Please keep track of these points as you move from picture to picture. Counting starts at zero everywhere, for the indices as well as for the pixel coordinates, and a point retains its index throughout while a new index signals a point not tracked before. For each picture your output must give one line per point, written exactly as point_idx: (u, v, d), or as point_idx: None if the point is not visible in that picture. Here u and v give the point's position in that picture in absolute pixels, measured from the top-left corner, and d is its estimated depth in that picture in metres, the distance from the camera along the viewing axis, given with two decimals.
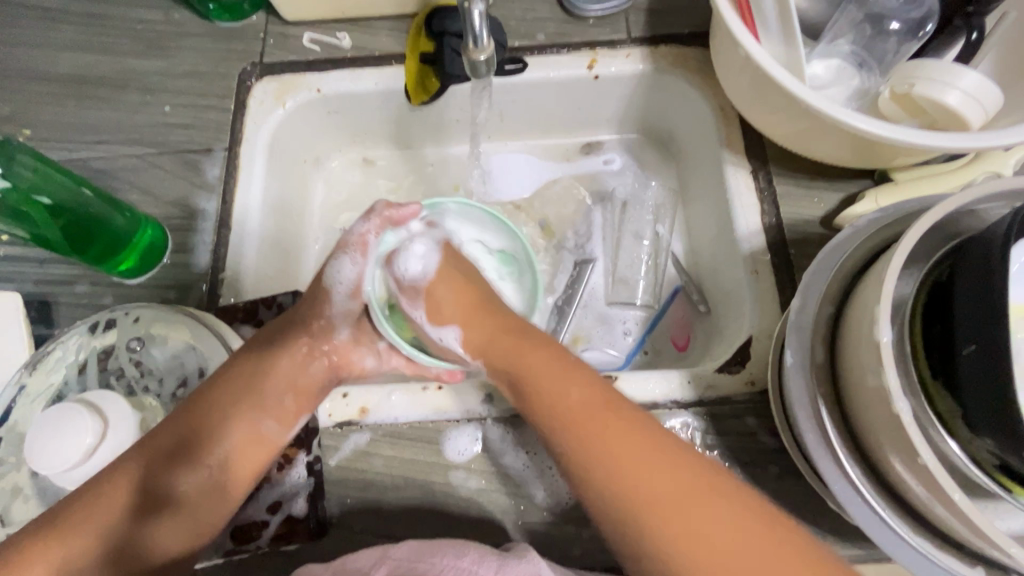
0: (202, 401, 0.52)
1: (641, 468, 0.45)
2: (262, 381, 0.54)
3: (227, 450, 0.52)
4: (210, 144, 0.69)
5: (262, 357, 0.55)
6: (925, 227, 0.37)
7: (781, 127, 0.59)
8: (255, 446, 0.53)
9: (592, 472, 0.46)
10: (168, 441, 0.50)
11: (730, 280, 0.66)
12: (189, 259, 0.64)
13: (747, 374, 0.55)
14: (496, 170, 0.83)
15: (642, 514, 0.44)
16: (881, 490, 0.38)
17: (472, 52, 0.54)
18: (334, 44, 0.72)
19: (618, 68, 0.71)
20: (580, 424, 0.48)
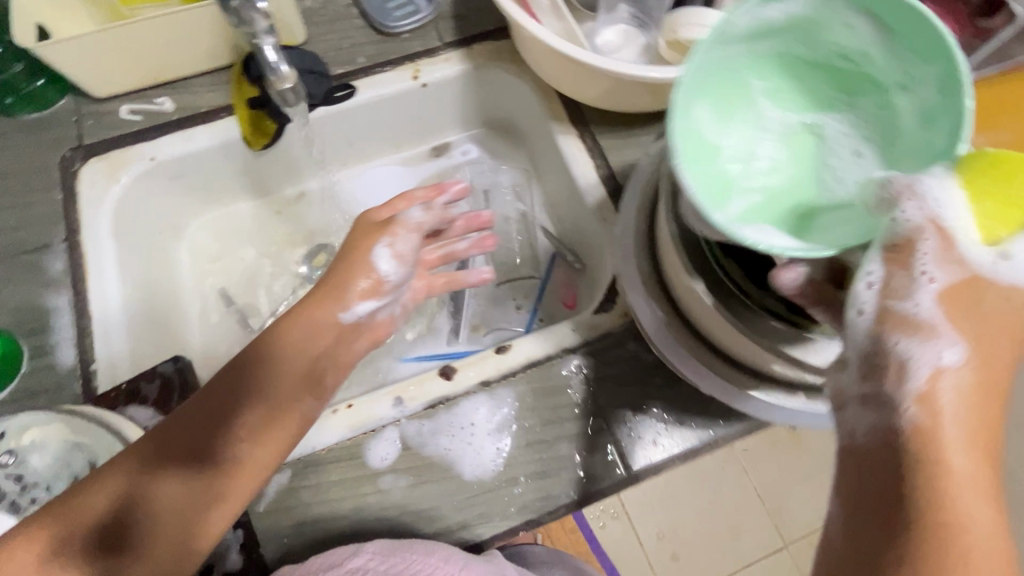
0: (215, 410, 0.51)
1: (986, 426, 0.34)
2: (245, 418, 0.51)
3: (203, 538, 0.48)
4: (47, 240, 0.65)
5: (238, 403, 0.52)
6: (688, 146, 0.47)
7: (588, 90, 0.68)
8: (264, 451, 0.51)
9: (980, 500, 0.32)
10: (162, 464, 0.48)
11: (590, 234, 0.74)
12: (52, 359, 0.60)
13: (620, 306, 0.62)
14: (360, 190, 0.86)
15: (907, 530, 0.32)
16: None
17: (276, 83, 0.60)
18: (156, 110, 0.72)
19: (442, 72, 0.77)
20: (978, 406, 0.34)
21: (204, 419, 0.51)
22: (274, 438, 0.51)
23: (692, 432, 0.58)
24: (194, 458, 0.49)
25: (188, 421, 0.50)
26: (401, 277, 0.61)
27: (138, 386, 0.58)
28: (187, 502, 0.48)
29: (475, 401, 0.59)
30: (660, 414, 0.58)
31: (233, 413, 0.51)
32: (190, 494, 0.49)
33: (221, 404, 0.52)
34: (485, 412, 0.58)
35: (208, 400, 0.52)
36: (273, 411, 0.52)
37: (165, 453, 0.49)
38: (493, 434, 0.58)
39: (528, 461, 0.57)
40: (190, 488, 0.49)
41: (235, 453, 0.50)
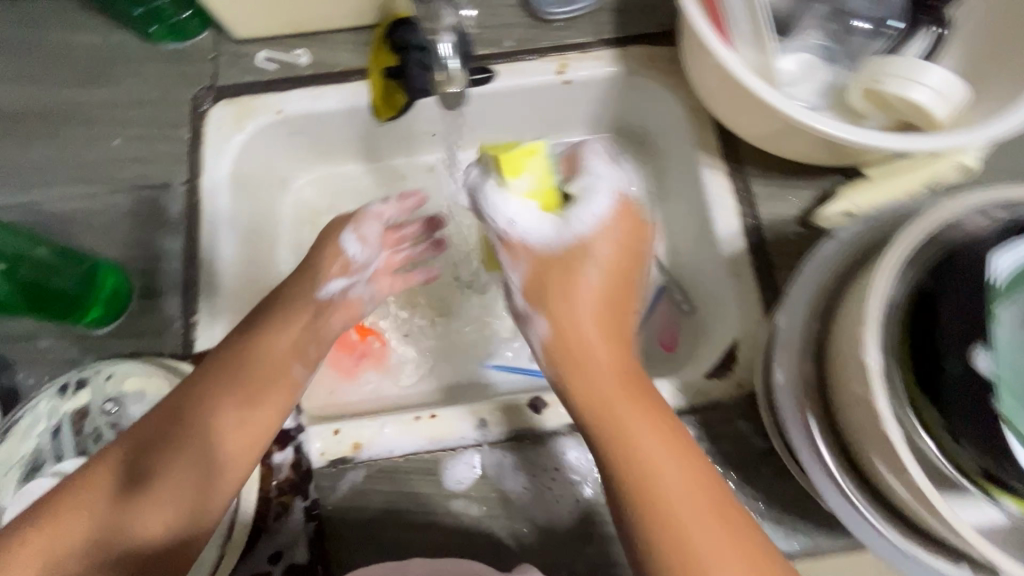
0: (222, 375, 0.51)
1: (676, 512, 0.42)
2: (241, 380, 0.51)
3: (228, 441, 0.48)
4: (169, 178, 0.65)
5: (237, 364, 0.52)
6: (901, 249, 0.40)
7: (754, 128, 0.60)
8: (261, 413, 0.50)
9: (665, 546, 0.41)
10: (172, 426, 0.48)
11: (711, 281, 0.67)
12: (158, 302, 0.61)
13: (735, 377, 0.57)
14: None
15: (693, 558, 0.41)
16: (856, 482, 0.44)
17: (443, 85, 0.53)
18: (292, 62, 0.69)
19: (588, 72, 0.70)
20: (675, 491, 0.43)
21: (214, 380, 0.51)
22: (273, 404, 0.51)
23: (792, 537, 0.52)
24: (199, 418, 0.49)
25: (228, 340, 0.54)
26: (366, 257, 0.63)
27: None
28: (219, 407, 0.49)
29: (562, 445, 0.55)
30: (760, 506, 0.53)
31: (230, 377, 0.51)
32: (195, 459, 0.47)
33: (227, 367, 0.51)
34: (572, 459, 0.54)
35: (211, 365, 0.52)
36: (269, 375, 0.52)
37: (182, 405, 0.49)
38: (576, 485, 0.54)
39: (606, 521, 0.53)
40: (194, 455, 0.47)
41: (233, 417, 0.49)
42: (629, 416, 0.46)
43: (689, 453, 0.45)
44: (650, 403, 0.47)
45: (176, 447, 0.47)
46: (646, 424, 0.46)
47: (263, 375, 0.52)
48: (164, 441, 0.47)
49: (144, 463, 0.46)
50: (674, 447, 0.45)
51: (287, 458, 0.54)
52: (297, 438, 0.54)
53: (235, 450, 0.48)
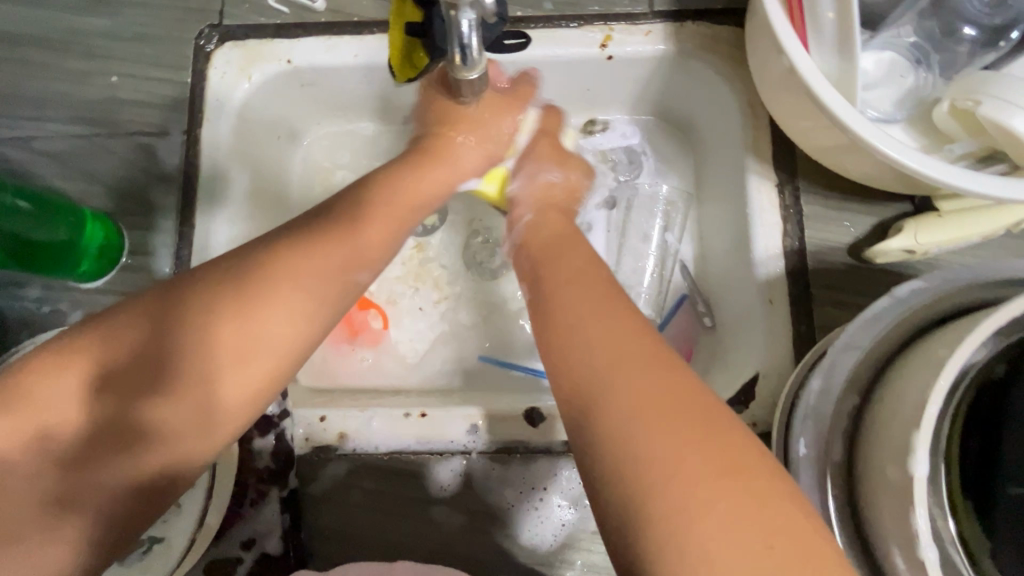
0: (246, 272, 0.41)
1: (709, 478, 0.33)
2: (271, 289, 0.41)
3: (229, 390, 0.40)
4: (167, 126, 0.60)
5: (264, 270, 0.42)
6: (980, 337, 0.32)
7: (815, 141, 0.52)
8: (292, 330, 0.42)
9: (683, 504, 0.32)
10: (180, 318, 0.40)
11: (739, 301, 0.62)
12: (149, 262, 0.58)
13: (749, 414, 0.53)
14: None
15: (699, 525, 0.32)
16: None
17: (460, 73, 0.40)
18: (306, 5, 0.62)
19: (636, 48, 0.62)
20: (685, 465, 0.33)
21: (234, 280, 0.41)
22: (306, 317, 0.42)
23: None
24: (199, 327, 0.40)
25: (251, 259, 0.42)
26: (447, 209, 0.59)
27: None
28: (226, 342, 0.40)
29: (554, 464, 0.52)
30: None
31: (258, 279, 0.41)
32: (190, 373, 0.39)
33: (241, 278, 0.41)
34: (562, 479, 0.52)
35: (239, 263, 0.42)
36: (316, 285, 0.43)
37: (194, 302, 0.40)
38: (563, 506, 0.52)
39: (590, 548, 0.51)
40: (194, 359, 0.39)
41: (261, 326, 0.41)
42: (639, 405, 0.36)
43: (715, 427, 0.35)
44: (673, 379, 0.37)
45: (168, 393, 0.39)
46: (675, 438, 0.34)
47: (292, 318, 0.42)
48: (147, 381, 0.39)
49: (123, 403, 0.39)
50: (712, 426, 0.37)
51: (268, 444, 0.52)
52: (281, 424, 0.52)
53: (260, 366, 0.41)
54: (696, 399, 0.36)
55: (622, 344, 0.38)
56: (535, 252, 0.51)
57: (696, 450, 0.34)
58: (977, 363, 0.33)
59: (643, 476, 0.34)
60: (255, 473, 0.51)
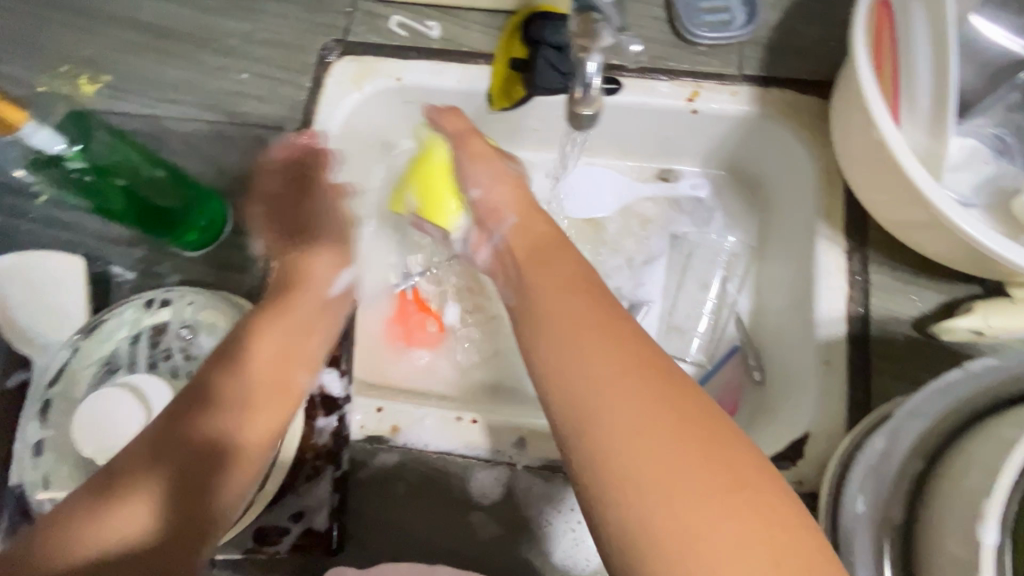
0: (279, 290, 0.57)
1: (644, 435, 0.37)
2: (296, 306, 0.55)
3: (243, 411, 0.48)
4: (282, 122, 0.67)
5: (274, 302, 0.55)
6: None
7: (891, 213, 0.53)
8: (311, 317, 0.55)
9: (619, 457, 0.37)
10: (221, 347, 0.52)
11: (793, 359, 0.62)
12: (246, 241, 0.63)
13: (796, 472, 0.53)
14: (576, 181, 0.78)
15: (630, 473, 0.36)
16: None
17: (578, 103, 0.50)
18: (422, 32, 0.69)
19: (720, 105, 0.65)
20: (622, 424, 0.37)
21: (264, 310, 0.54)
22: (319, 320, 0.56)
23: None
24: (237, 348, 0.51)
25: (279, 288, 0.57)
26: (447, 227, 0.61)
27: None
28: (261, 343, 0.51)
29: None
30: None
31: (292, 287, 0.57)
32: (226, 365, 0.50)
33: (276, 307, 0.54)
34: None
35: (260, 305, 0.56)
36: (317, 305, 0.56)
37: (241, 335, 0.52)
38: None
39: None
40: (237, 368, 0.50)
41: (278, 332, 0.52)
42: (631, 414, 0.38)
43: (691, 424, 0.37)
44: (644, 352, 0.41)
45: (210, 410, 0.47)
46: (664, 449, 0.36)
47: (290, 345, 0.52)
48: (203, 396, 0.48)
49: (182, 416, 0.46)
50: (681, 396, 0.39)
51: (330, 425, 0.55)
52: (343, 407, 0.55)
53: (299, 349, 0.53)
54: (681, 400, 0.38)
55: (599, 358, 0.41)
56: (522, 254, 0.53)
57: (685, 446, 0.36)
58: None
59: (652, 478, 0.35)
60: (313, 450, 0.54)
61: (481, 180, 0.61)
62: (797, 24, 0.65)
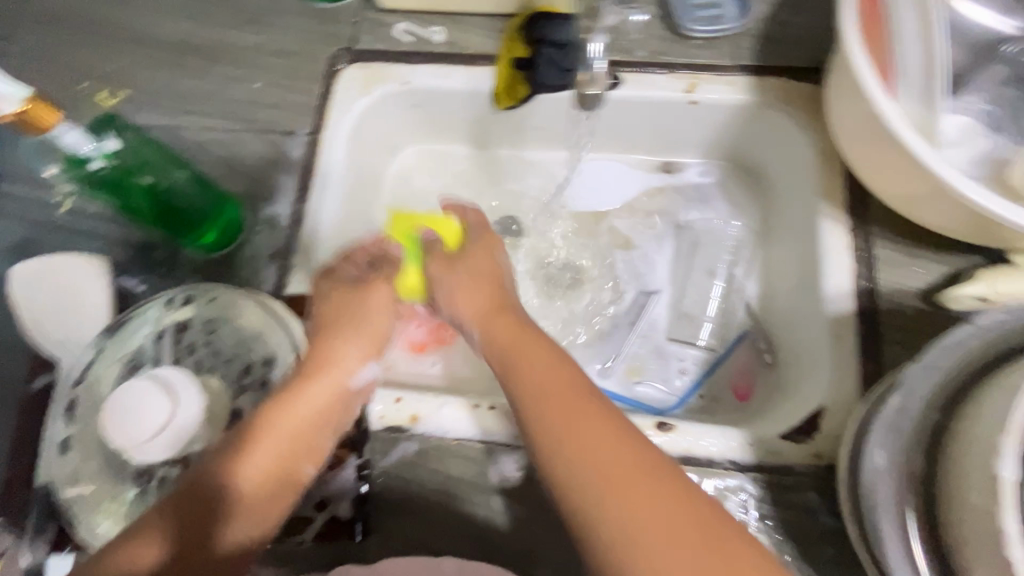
0: None
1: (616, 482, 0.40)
2: None
3: (264, 471, 0.48)
4: (295, 127, 0.69)
5: None
6: None
7: (890, 186, 0.55)
8: None
9: (598, 504, 0.39)
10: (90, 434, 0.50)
11: (803, 337, 0.63)
12: (262, 241, 0.64)
13: (814, 445, 0.54)
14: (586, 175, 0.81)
15: (613, 516, 0.39)
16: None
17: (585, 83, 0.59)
18: (426, 37, 0.71)
19: (718, 96, 0.67)
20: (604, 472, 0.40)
21: None
22: None
23: None
24: None
25: None
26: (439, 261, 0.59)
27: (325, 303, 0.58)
28: None
29: None
30: None
31: None
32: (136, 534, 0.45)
33: None
34: None
35: None
36: None
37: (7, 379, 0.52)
38: None
39: None
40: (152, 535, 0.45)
41: None
42: (551, 421, 0.44)
43: (619, 450, 0.41)
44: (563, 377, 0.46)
45: None
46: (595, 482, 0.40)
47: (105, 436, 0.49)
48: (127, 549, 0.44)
49: (174, 496, 0.45)
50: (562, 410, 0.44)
51: None
52: None
53: None
54: (599, 419, 0.43)
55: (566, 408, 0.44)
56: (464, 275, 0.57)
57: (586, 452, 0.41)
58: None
59: (607, 523, 0.39)
60: None
61: (449, 284, 0.57)
62: (789, 16, 0.68)
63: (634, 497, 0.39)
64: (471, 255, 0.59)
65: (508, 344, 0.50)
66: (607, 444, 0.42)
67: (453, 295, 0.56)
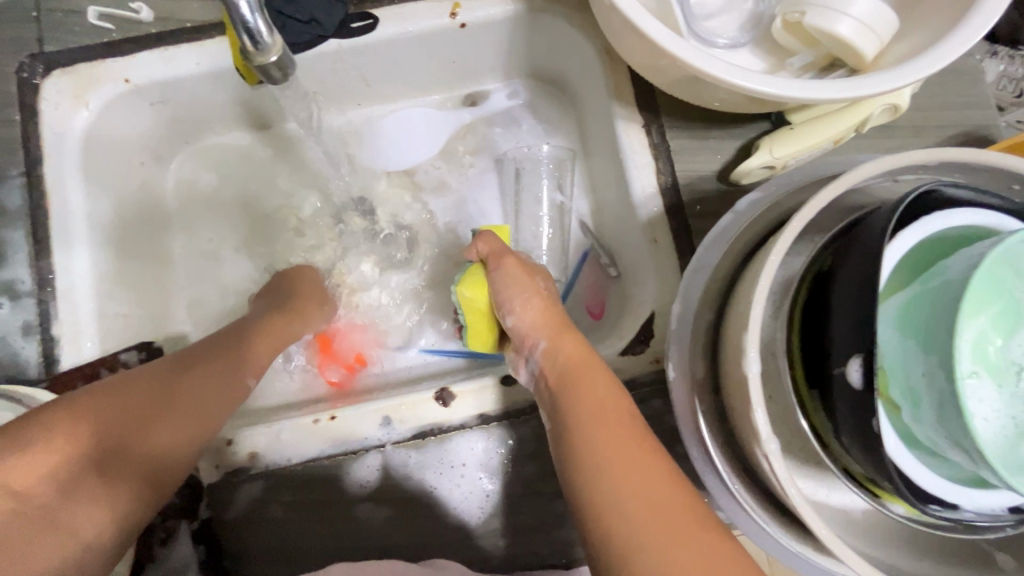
0: None
1: (626, 475, 0.38)
2: None
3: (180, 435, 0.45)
4: (1, 169, 0.56)
5: None
6: (791, 238, 0.34)
7: (657, 77, 0.52)
8: None
9: (610, 500, 0.38)
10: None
11: (631, 244, 0.62)
12: (7, 317, 0.54)
13: (651, 352, 0.54)
14: (387, 130, 0.73)
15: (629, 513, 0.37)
16: (754, 482, 0.39)
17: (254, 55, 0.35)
18: (133, 18, 0.58)
19: (486, 11, 0.61)
20: (621, 463, 0.39)
21: None
22: None
23: None
24: None
25: None
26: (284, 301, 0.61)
27: (97, 371, 0.52)
28: None
29: (471, 437, 0.53)
30: None
31: None
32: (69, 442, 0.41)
33: None
34: (478, 452, 0.52)
35: None
36: None
37: None
38: (485, 477, 0.52)
39: (522, 511, 0.52)
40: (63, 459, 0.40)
41: None
42: (597, 438, 0.41)
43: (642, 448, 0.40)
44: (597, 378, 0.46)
45: None
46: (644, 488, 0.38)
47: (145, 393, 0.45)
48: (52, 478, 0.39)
49: (126, 443, 0.42)
50: (617, 424, 0.42)
51: None
52: None
53: None
54: (625, 426, 0.42)
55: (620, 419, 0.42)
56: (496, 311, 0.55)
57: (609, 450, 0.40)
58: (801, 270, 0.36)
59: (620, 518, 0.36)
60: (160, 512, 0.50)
61: (514, 307, 0.52)
62: None
63: (638, 486, 0.38)
64: (505, 261, 0.54)
65: (572, 367, 0.47)
66: (615, 431, 0.41)
67: (521, 306, 0.52)
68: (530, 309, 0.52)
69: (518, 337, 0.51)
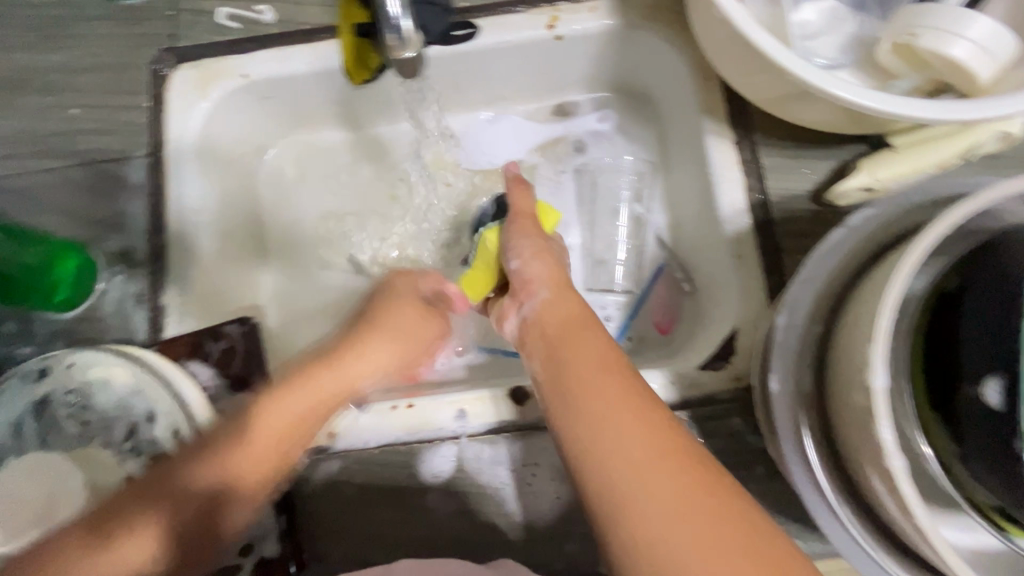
0: None
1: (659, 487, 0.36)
2: None
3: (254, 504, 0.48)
4: (129, 150, 0.61)
5: None
6: (920, 257, 0.33)
7: (757, 92, 0.52)
8: None
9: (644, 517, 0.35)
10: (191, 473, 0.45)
11: (711, 260, 0.62)
12: (123, 284, 0.58)
13: (732, 369, 0.53)
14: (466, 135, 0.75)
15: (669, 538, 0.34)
16: (853, 504, 0.38)
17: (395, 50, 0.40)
18: (256, 19, 0.63)
19: (583, 26, 0.63)
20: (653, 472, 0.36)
21: None
22: None
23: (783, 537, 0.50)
24: None
25: None
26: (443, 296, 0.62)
27: (200, 340, 0.54)
28: None
29: (545, 437, 0.53)
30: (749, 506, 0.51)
31: None
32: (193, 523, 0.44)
33: None
34: (550, 453, 0.53)
35: None
36: None
37: None
38: (556, 479, 0.52)
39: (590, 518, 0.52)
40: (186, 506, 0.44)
41: None
42: (624, 437, 0.38)
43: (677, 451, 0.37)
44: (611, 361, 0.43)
45: None
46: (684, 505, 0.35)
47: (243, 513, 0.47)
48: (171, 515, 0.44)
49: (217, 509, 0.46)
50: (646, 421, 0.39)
51: None
52: None
53: None
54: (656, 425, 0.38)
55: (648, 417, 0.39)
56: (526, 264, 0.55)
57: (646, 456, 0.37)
58: (921, 290, 0.36)
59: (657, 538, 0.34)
60: None
61: (522, 252, 0.55)
62: None
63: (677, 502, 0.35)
64: (522, 217, 0.58)
65: (568, 326, 0.47)
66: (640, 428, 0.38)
67: (528, 255, 0.55)
68: (534, 261, 0.54)
69: (518, 283, 0.54)
